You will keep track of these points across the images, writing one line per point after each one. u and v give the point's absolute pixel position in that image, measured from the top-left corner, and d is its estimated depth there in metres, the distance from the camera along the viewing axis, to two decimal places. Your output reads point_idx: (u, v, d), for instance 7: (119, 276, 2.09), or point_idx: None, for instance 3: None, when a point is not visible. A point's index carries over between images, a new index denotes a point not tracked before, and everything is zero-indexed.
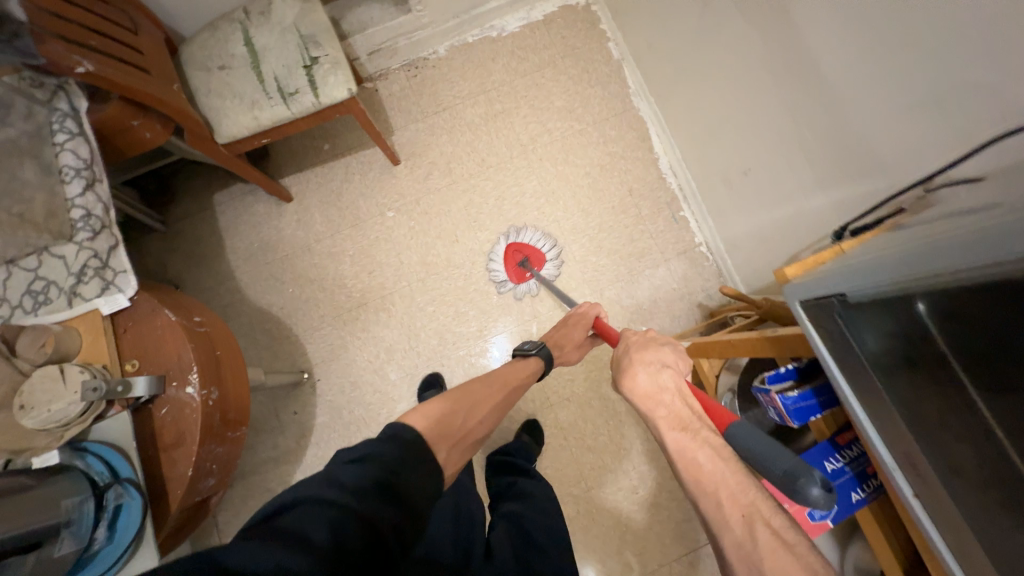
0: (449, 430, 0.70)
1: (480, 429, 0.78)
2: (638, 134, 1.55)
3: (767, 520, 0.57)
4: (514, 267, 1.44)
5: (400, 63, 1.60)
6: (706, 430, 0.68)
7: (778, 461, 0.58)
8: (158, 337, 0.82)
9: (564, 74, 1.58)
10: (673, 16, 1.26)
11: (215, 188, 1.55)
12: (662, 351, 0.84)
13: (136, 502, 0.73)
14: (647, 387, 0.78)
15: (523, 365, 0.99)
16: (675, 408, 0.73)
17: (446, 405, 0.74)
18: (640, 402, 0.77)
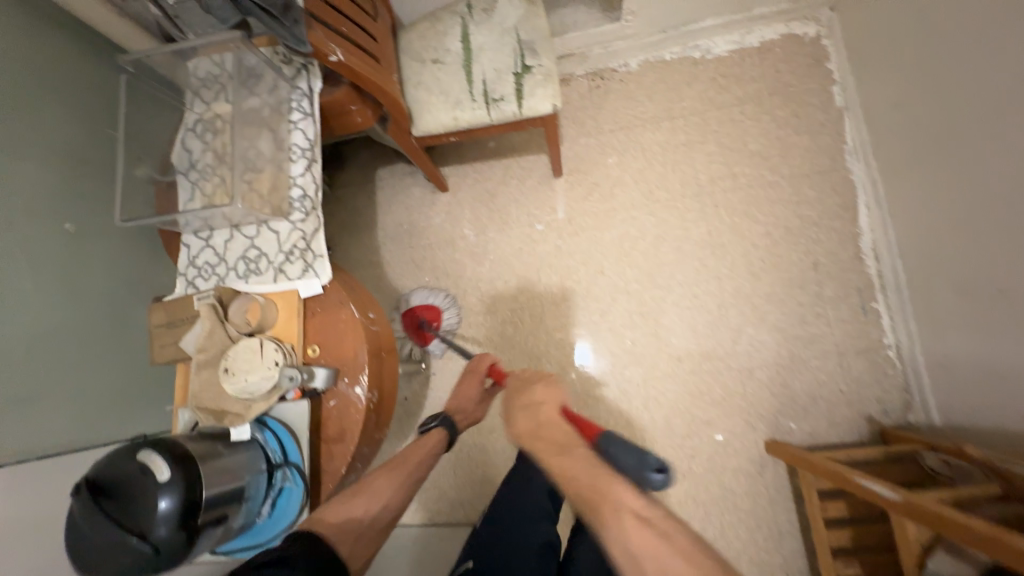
0: (349, 527, 0.72)
1: (386, 515, 0.78)
2: (843, 201, 1.32)
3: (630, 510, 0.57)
4: (416, 331, 1.40)
5: (586, 70, 1.51)
6: (579, 450, 0.67)
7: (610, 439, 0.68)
8: (340, 329, 0.84)
9: (767, 115, 1.39)
10: (946, 76, 1.01)
11: (380, 163, 1.60)
12: (535, 386, 0.80)
13: (297, 489, 0.76)
14: (526, 426, 0.74)
15: (423, 443, 0.91)
16: (553, 434, 0.71)
17: (345, 496, 0.76)
18: (523, 440, 0.73)
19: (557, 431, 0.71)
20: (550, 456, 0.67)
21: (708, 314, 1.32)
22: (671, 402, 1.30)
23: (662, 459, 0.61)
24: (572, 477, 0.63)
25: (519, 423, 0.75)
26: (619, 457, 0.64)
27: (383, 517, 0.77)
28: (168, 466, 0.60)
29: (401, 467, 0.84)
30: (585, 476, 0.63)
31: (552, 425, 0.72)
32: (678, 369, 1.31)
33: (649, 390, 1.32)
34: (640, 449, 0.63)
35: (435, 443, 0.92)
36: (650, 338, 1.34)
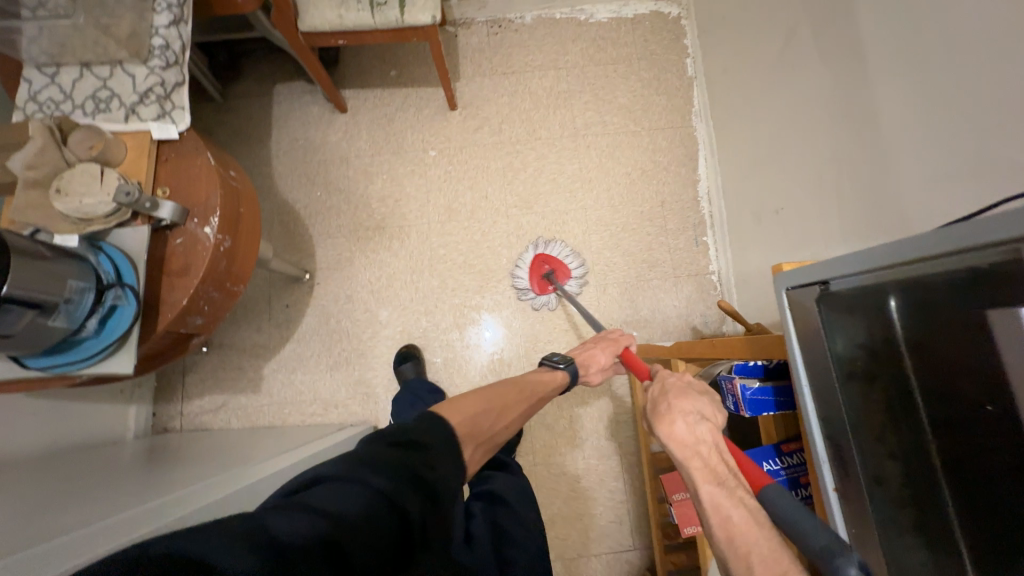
0: (479, 430, 0.72)
1: (504, 433, 0.80)
2: (686, 152, 1.58)
3: None
4: (538, 278, 1.45)
5: (486, 18, 1.65)
6: (742, 492, 0.54)
7: (815, 533, 0.46)
8: (194, 175, 0.87)
9: (634, 75, 1.62)
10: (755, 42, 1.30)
11: (279, 79, 1.60)
12: (700, 400, 0.68)
13: (130, 309, 0.77)
14: (683, 437, 0.63)
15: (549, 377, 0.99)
16: (711, 462, 0.58)
17: (483, 406, 0.78)
18: (671, 450, 0.62)
19: (713, 454, 0.60)
20: (705, 482, 0.56)
21: (575, 239, 1.51)
22: (538, 313, 1.46)
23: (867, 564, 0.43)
24: (729, 522, 0.51)
25: (670, 433, 0.63)
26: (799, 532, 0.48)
27: (498, 437, 0.78)
28: None
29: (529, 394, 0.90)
30: (745, 522, 0.51)
31: (711, 453, 0.60)
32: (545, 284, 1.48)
33: (519, 301, 1.46)
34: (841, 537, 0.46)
35: (559, 384, 0.99)
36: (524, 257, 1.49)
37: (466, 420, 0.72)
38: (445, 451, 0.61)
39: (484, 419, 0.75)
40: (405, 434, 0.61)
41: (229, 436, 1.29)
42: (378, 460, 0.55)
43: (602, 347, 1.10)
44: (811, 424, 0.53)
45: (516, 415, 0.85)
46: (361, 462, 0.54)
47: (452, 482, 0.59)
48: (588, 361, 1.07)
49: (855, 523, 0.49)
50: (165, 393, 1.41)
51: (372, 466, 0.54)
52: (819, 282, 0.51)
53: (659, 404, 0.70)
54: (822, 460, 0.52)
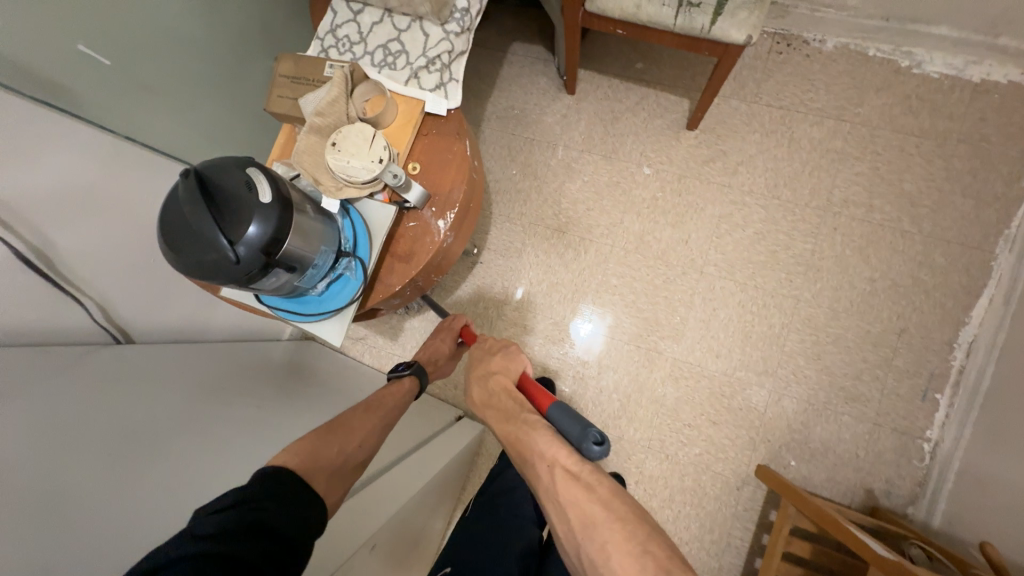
0: (324, 462, 0.70)
1: (360, 454, 0.77)
2: (967, 283, 1.20)
3: (565, 465, 0.63)
4: None
5: (776, 29, 1.34)
6: (528, 416, 0.71)
7: (572, 426, 0.66)
8: (446, 160, 0.82)
9: (941, 160, 1.23)
10: None
11: (519, 37, 1.50)
12: (492, 354, 0.87)
13: (356, 283, 0.77)
14: (482, 395, 0.82)
15: (391, 391, 0.92)
16: (504, 404, 0.76)
17: (312, 437, 0.73)
18: (479, 410, 0.81)
19: (504, 399, 0.77)
20: (499, 422, 0.74)
21: (768, 328, 1.27)
22: (690, 389, 1.28)
23: (600, 432, 0.64)
24: (516, 439, 0.70)
25: (476, 393, 0.83)
26: (562, 429, 0.67)
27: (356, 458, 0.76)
28: (270, 191, 0.61)
29: (378, 410, 0.86)
30: (527, 437, 0.69)
31: (504, 395, 0.78)
32: (711, 364, 1.28)
33: (674, 369, 1.30)
34: (579, 417, 0.67)
35: (409, 390, 0.93)
36: (700, 324, 1.30)
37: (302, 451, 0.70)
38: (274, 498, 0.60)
39: (326, 449, 0.72)
40: (239, 491, 0.59)
41: (362, 373, 1.36)
42: (201, 528, 0.53)
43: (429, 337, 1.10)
44: None
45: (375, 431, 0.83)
46: (186, 536, 0.52)
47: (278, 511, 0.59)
48: (432, 359, 1.05)
49: None
50: None
51: (194, 536, 0.52)
52: None
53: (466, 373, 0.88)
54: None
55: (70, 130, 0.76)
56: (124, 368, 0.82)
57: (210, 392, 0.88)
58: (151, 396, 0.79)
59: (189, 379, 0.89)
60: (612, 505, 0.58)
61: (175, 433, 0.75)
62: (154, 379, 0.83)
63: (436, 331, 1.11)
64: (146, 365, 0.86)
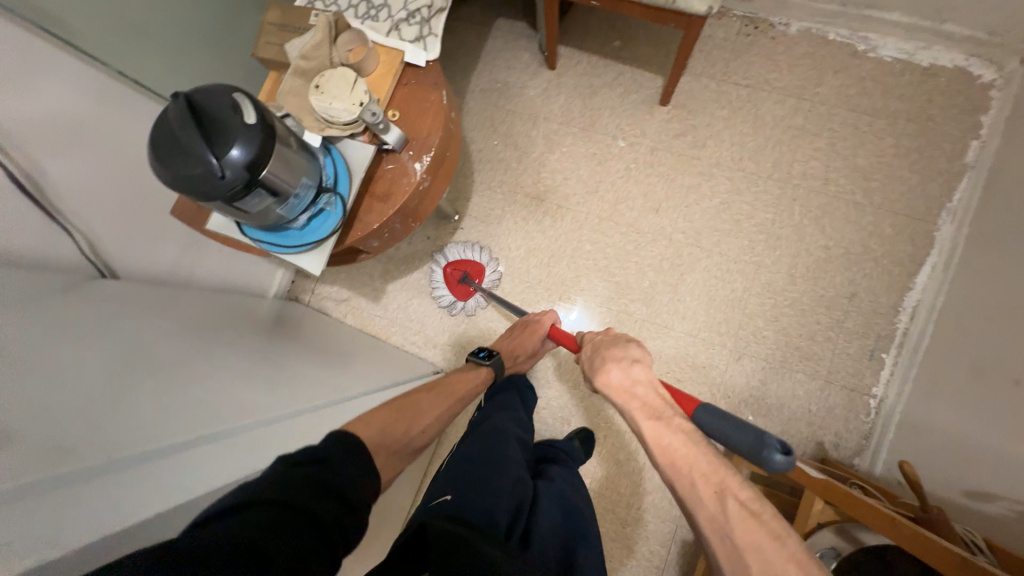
0: (388, 441, 0.78)
1: (423, 437, 0.86)
2: (911, 251, 1.29)
3: (735, 493, 0.59)
4: (457, 286, 1.44)
5: (744, 12, 1.42)
6: (679, 421, 0.67)
7: (744, 435, 0.60)
8: (424, 108, 0.87)
9: (892, 138, 1.33)
10: None
11: (504, 14, 1.56)
12: (628, 346, 0.81)
13: (335, 217, 0.82)
14: (620, 383, 0.76)
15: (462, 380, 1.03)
16: (649, 399, 0.72)
17: (391, 414, 0.83)
18: (614, 398, 0.76)
19: (648, 396, 0.72)
20: (650, 422, 0.69)
21: (731, 292, 1.35)
22: (657, 349, 1.36)
23: (785, 440, 0.58)
24: (673, 445, 0.65)
25: (610, 383, 0.77)
26: (733, 435, 0.62)
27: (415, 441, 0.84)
28: (256, 116, 0.66)
29: (450, 398, 0.98)
30: (687, 448, 0.64)
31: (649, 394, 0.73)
32: (678, 325, 1.36)
33: (643, 330, 1.37)
34: (749, 425, 0.61)
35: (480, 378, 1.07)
36: (669, 288, 1.37)
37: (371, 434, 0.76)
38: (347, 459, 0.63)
39: (393, 429, 0.80)
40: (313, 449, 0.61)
41: (347, 331, 1.41)
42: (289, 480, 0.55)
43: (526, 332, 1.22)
44: None
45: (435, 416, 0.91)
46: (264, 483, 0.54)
47: (349, 476, 0.61)
48: (514, 354, 1.17)
49: None
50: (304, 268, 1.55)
51: (281, 485, 0.54)
52: None
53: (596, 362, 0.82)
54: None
55: (64, 63, 0.79)
56: (94, 315, 0.77)
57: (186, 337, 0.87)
58: (130, 344, 0.75)
59: (161, 325, 0.86)
60: (785, 541, 0.55)
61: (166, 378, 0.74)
62: (127, 325, 0.80)
63: (524, 327, 1.24)
64: (116, 313, 0.81)
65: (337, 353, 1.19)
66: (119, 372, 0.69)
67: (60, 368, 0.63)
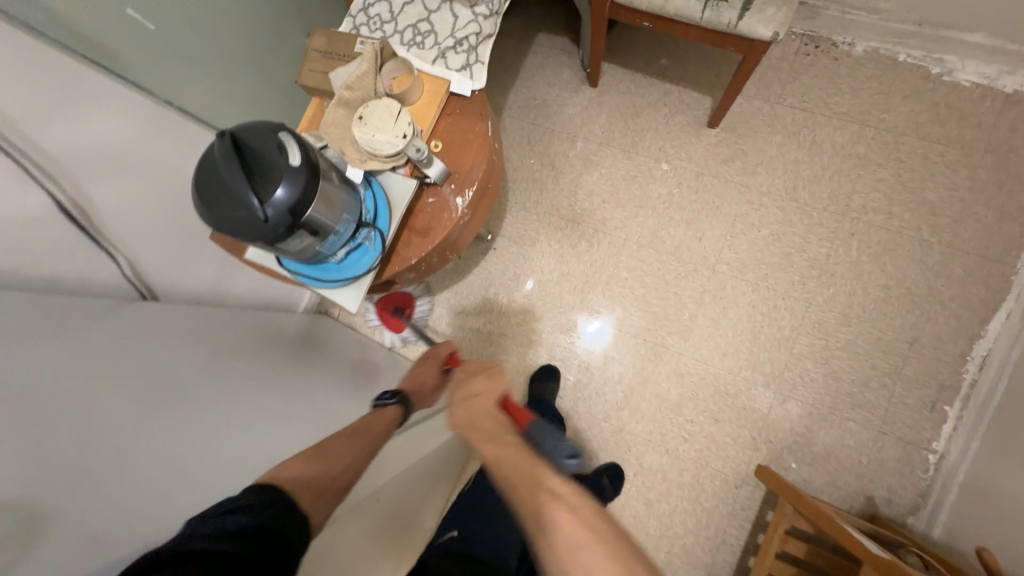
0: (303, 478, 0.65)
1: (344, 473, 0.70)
2: (984, 296, 1.18)
3: (550, 487, 0.59)
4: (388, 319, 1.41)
5: (805, 30, 1.33)
6: (511, 436, 0.69)
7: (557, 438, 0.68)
8: (467, 139, 0.84)
9: (966, 171, 1.22)
10: None
11: (546, 29, 1.51)
12: (474, 378, 0.81)
13: (374, 252, 0.80)
14: (464, 416, 0.76)
15: (379, 416, 0.84)
16: (489, 421, 0.73)
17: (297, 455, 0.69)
18: (461, 434, 0.75)
19: (488, 422, 0.73)
20: (483, 446, 0.69)
21: (777, 330, 1.27)
22: (694, 385, 1.29)
23: (573, 446, 0.67)
24: (499, 461, 0.66)
25: (457, 414, 0.77)
26: (546, 442, 0.68)
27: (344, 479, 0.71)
28: (300, 155, 0.64)
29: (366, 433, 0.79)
30: (508, 456, 0.65)
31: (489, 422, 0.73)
32: (718, 362, 1.29)
33: (680, 364, 1.30)
34: (558, 432, 0.69)
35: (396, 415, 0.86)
36: (709, 322, 1.30)
37: (295, 475, 0.65)
38: (265, 505, 0.57)
39: (312, 466, 0.68)
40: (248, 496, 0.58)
41: (364, 346, 1.38)
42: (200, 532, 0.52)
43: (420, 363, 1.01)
44: None
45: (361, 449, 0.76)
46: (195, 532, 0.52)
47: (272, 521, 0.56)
48: (419, 390, 0.95)
49: None
50: None
51: (190, 541, 0.50)
52: None
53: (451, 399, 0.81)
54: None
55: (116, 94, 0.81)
56: (127, 354, 0.75)
57: (217, 369, 0.86)
58: (160, 391, 0.74)
59: (192, 355, 0.84)
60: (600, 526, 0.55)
61: (193, 437, 0.73)
62: (159, 362, 0.78)
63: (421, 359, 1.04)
64: (152, 337, 0.82)
65: (361, 375, 1.19)
66: (139, 421, 0.68)
67: (88, 393, 0.66)
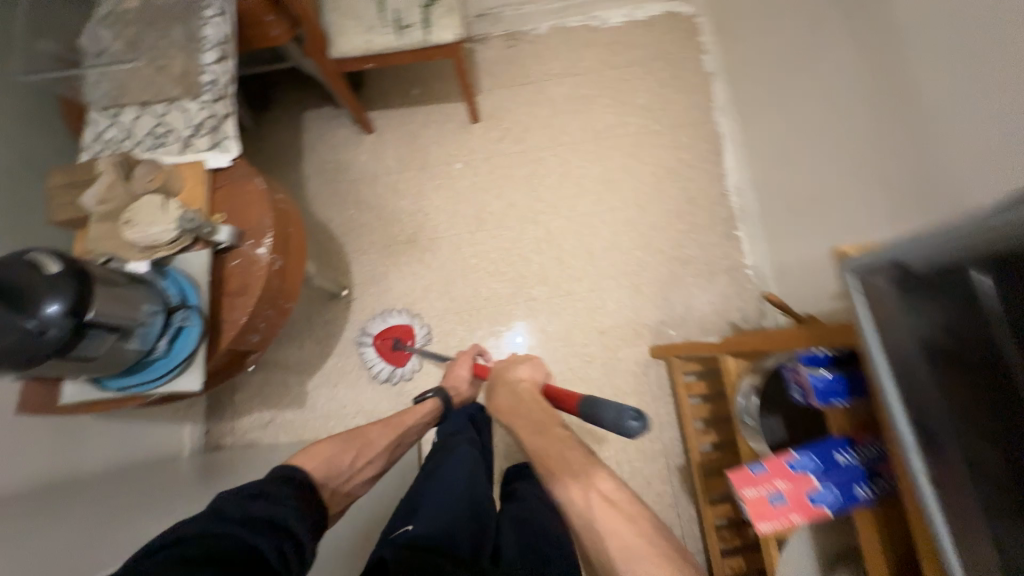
0: (335, 474, 0.80)
1: (366, 469, 0.87)
2: (711, 147, 1.57)
3: (600, 489, 0.66)
4: (389, 352, 1.42)
5: (501, 31, 1.69)
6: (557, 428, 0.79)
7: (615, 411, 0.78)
8: (246, 200, 0.91)
9: (652, 76, 1.63)
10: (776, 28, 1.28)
11: (308, 106, 1.67)
12: (522, 368, 0.97)
13: (196, 328, 0.81)
14: (505, 402, 0.90)
15: (410, 412, 1.01)
16: (531, 418, 0.83)
17: (335, 447, 0.84)
18: (504, 417, 0.87)
19: (535, 409, 0.85)
20: (530, 434, 0.80)
21: (604, 240, 1.51)
22: (572, 315, 1.46)
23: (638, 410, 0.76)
24: (539, 450, 0.76)
25: (502, 398, 0.90)
26: (602, 414, 0.79)
27: (363, 474, 0.86)
28: (62, 263, 0.65)
29: (392, 427, 0.95)
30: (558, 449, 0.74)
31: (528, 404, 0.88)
32: (577, 287, 1.48)
33: (553, 305, 1.47)
34: (615, 404, 0.78)
35: (427, 413, 1.03)
36: (555, 261, 1.50)
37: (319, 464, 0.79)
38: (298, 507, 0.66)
39: (338, 459, 0.82)
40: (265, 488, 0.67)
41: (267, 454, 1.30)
42: (226, 512, 0.60)
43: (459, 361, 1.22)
44: (908, 445, 0.47)
45: (384, 447, 0.91)
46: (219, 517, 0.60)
47: (296, 523, 0.64)
48: (455, 386, 1.18)
49: (957, 533, 0.44)
50: (214, 414, 1.44)
51: (220, 517, 0.60)
52: (887, 267, 0.48)
53: (498, 374, 0.97)
54: (906, 446, 0.47)
55: None
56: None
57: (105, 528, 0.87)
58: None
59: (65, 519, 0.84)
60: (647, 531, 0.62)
61: None
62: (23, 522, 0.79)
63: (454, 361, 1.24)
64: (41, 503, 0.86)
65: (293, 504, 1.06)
66: None
67: None
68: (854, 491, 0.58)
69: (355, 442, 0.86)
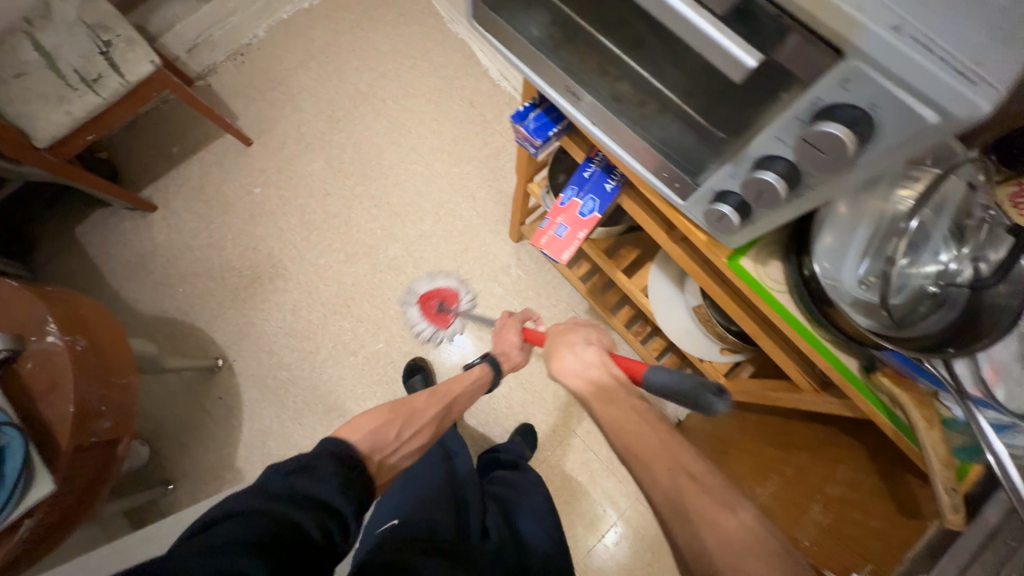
0: (381, 443, 0.74)
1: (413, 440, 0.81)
2: (462, 54, 1.68)
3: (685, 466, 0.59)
4: (434, 314, 1.44)
5: (225, 54, 1.67)
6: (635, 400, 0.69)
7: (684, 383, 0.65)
8: (6, 305, 0.84)
9: (380, 23, 1.70)
10: None
11: (75, 221, 1.54)
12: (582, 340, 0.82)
13: (14, 442, 0.74)
14: (574, 367, 0.78)
15: (465, 380, 0.94)
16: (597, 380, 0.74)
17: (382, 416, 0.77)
18: (568, 378, 0.78)
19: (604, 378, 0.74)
20: (601, 403, 0.70)
21: (424, 175, 1.58)
22: (433, 250, 1.52)
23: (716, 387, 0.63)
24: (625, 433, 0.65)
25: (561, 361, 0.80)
26: (674, 389, 0.66)
27: (408, 445, 0.79)
28: None
29: (446, 394, 0.89)
30: (634, 421, 0.66)
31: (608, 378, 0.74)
32: (426, 226, 1.53)
33: (415, 253, 1.51)
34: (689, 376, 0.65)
35: (475, 379, 0.95)
36: (394, 217, 1.54)
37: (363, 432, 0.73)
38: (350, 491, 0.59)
39: (386, 429, 0.76)
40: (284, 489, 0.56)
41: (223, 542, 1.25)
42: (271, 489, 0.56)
43: (564, 347, 0.81)
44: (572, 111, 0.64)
45: (431, 416, 0.85)
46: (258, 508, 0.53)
47: (340, 499, 0.58)
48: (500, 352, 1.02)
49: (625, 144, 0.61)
50: None
51: (269, 494, 0.55)
52: None
53: (557, 339, 0.84)
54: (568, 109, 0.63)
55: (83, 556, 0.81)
56: None
57: None
58: None
59: None
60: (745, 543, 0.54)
61: None
62: None
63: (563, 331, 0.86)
64: None
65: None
66: None
67: None
68: (604, 188, 0.71)
69: (398, 414, 0.79)
